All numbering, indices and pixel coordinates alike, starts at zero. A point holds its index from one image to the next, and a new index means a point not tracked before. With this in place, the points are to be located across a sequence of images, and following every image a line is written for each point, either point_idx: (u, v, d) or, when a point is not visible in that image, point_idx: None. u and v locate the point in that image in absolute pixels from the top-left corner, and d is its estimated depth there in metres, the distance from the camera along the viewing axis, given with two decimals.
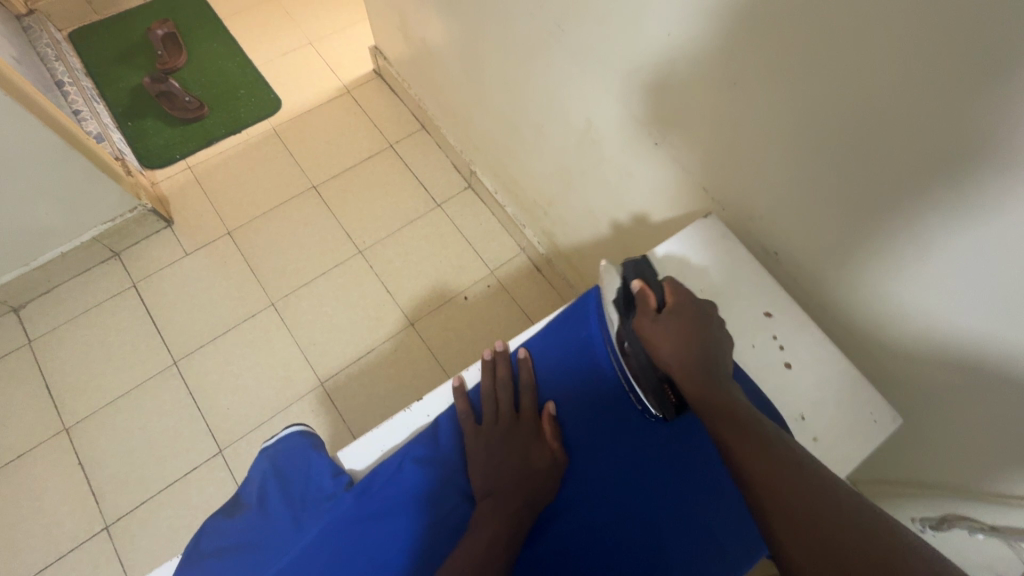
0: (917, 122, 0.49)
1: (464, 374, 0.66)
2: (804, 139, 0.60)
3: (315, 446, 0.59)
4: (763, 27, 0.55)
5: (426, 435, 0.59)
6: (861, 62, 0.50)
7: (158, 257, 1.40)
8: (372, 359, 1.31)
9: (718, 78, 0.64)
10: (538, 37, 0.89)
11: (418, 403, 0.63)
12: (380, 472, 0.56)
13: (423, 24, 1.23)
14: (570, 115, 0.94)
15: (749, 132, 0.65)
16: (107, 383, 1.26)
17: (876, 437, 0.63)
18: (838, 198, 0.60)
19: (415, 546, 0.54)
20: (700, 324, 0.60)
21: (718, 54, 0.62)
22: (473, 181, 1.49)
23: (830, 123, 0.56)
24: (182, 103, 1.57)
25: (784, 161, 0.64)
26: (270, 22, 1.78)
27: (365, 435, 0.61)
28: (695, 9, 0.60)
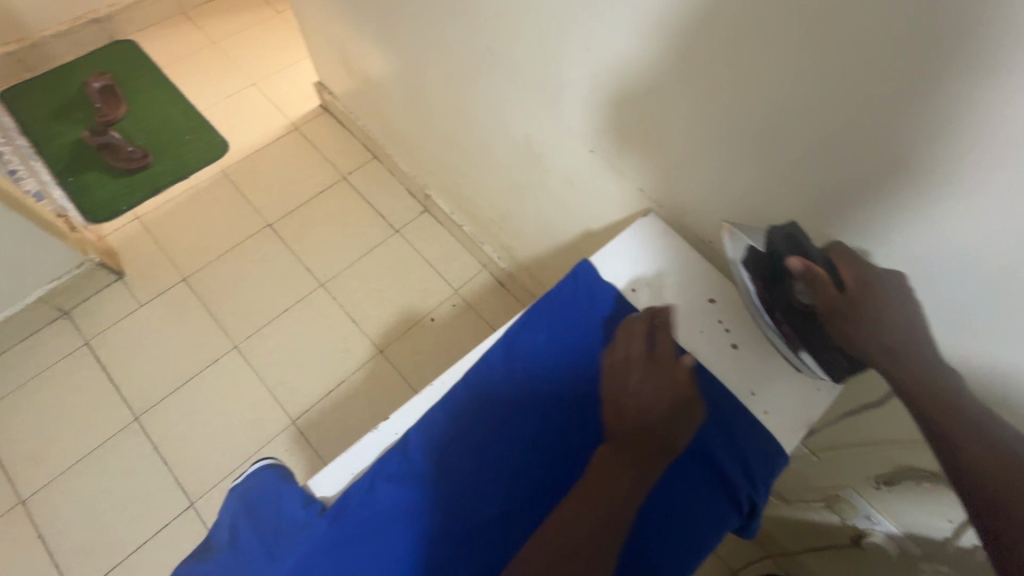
0: (862, 161, 0.55)
1: (425, 392, 0.65)
2: (744, 133, 0.63)
3: (285, 477, 0.60)
4: (669, 36, 0.61)
5: (395, 453, 0.60)
6: (816, 99, 0.54)
7: (110, 311, 1.36)
8: (343, 391, 1.30)
9: (645, 84, 0.68)
10: (472, 62, 0.93)
11: (385, 422, 0.63)
12: (352, 494, 0.57)
13: (363, 57, 1.26)
14: (511, 132, 0.97)
15: (676, 133, 0.70)
16: (66, 448, 1.21)
17: (821, 404, 0.66)
18: (772, 195, 0.66)
19: (398, 566, 0.54)
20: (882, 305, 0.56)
21: (639, 66, 0.67)
22: (429, 204, 1.51)
23: (765, 115, 0.59)
24: (125, 154, 1.54)
25: (737, 165, 0.66)
26: (211, 66, 1.77)
27: (332, 462, 0.61)
28: (610, 26, 0.65)
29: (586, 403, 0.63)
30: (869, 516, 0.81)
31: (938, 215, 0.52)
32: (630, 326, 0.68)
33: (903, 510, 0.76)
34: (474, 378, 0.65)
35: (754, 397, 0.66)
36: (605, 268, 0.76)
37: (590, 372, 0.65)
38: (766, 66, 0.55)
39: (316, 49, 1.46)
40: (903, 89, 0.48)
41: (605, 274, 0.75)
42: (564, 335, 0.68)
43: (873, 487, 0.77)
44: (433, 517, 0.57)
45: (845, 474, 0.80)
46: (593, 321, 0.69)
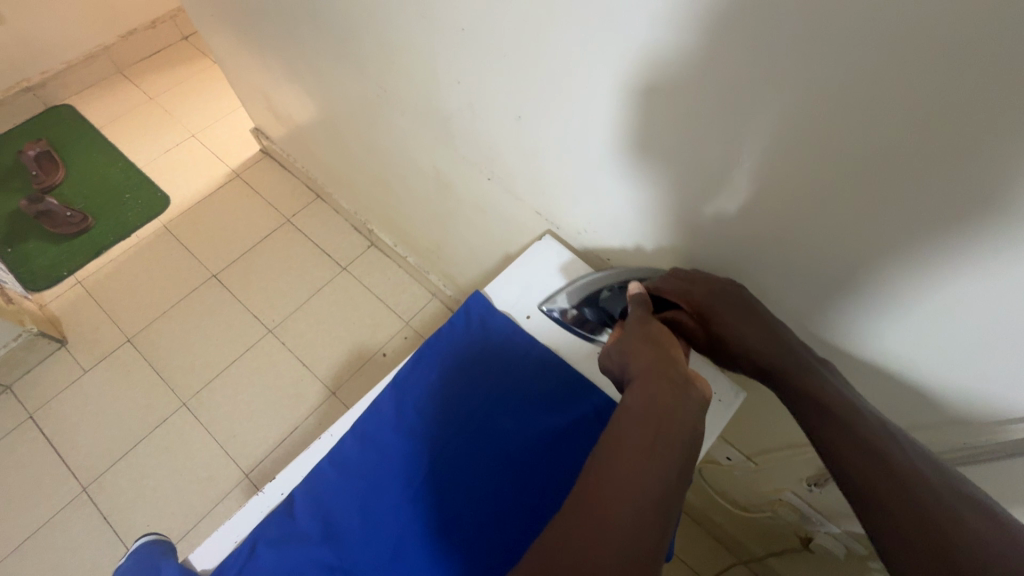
0: (814, 255, 0.51)
1: (314, 447, 0.64)
2: (702, 177, 0.53)
3: (165, 552, 0.57)
4: (510, 60, 0.60)
5: (280, 514, 0.59)
6: (765, 195, 0.50)
7: (54, 381, 1.33)
8: (297, 438, 1.27)
9: (506, 109, 0.67)
10: (373, 100, 0.93)
11: (271, 483, 0.62)
12: (232, 563, 0.55)
13: (287, 102, 1.26)
14: (423, 166, 0.97)
15: (553, 156, 0.67)
16: (11, 529, 1.17)
17: (724, 415, 0.64)
18: (660, 228, 0.63)
19: None
20: (741, 308, 0.54)
21: (498, 92, 0.65)
22: (373, 238, 1.50)
23: (721, 154, 0.49)
24: (63, 219, 1.53)
25: (710, 213, 0.56)
26: (149, 122, 1.78)
27: (217, 531, 0.59)
28: (465, 55, 0.65)
29: (471, 442, 0.62)
30: (813, 519, 0.79)
31: (899, 313, 0.49)
32: (519, 357, 0.67)
33: (841, 509, 0.74)
34: (362, 427, 0.64)
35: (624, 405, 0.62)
36: (498, 293, 0.73)
37: (478, 408, 0.64)
38: (707, 135, 0.49)
39: (246, 96, 1.46)
40: (892, 114, 0.37)
41: (497, 303, 0.72)
42: (453, 373, 0.67)
43: (807, 489, 0.76)
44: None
45: (782, 477, 0.79)
46: (482, 355, 0.68)
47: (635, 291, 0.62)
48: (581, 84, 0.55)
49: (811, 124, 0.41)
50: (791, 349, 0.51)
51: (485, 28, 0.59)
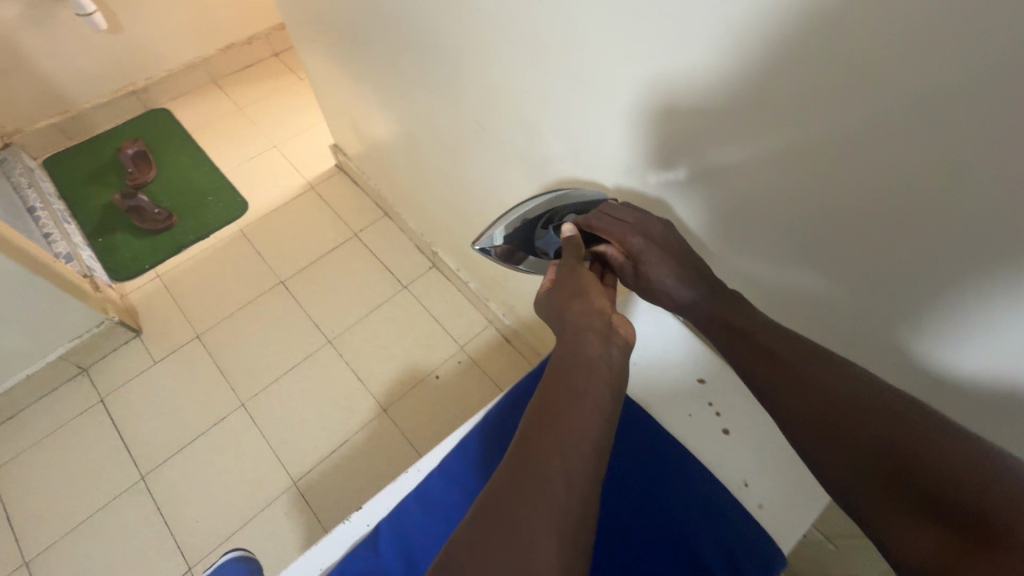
0: (862, 278, 0.50)
1: (399, 482, 0.63)
2: (795, 235, 0.52)
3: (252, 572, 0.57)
4: (614, 117, 0.61)
5: (364, 547, 0.58)
6: (845, 241, 0.48)
7: (126, 368, 1.40)
8: (345, 451, 1.28)
9: (614, 167, 0.67)
10: (465, 134, 0.95)
11: (357, 512, 0.62)
12: None
13: (371, 124, 1.32)
14: (504, 198, 0.98)
15: (649, 209, 0.67)
16: (71, 508, 1.22)
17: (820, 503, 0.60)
18: (748, 289, 0.63)
19: None
20: (669, 251, 0.57)
21: (602, 148, 0.66)
22: (436, 260, 1.53)
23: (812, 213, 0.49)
24: (151, 216, 1.63)
25: (782, 255, 0.55)
26: (236, 131, 1.88)
27: (302, 556, 0.59)
28: (575, 112, 0.66)
29: None
30: None
31: (942, 336, 0.48)
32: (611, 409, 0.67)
33: None
34: (450, 467, 0.63)
35: (748, 489, 0.61)
36: None
37: None
38: (811, 199, 0.48)
39: (331, 114, 1.53)
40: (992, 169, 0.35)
41: None
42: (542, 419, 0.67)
43: None
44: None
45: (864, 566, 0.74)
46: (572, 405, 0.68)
47: (569, 236, 0.62)
48: (676, 122, 0.54)
49: (917, 193, 0.40)
50: (715, 288, 0.55)
51: (586, 71, 0.59)
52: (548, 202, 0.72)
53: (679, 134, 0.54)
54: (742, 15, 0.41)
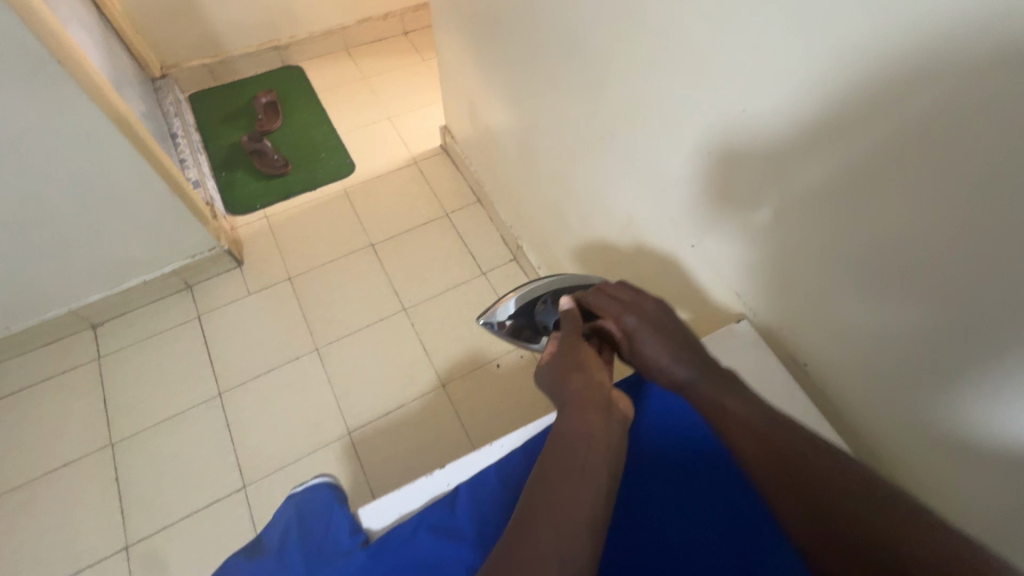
0: (899, 325, 0.56)
1: (484, 452, 0.66)
2: (860, 280, 0.58)
3: (339, 500, 0.63)
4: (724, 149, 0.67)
5: (443, 504, 0.61)
6: (895, 287, 0.55)
7: (224, 293, 1.53)
8: (400, 415, 1.34)
9: (740, 194, 0.68)
10: (586, 139, 0.97)
11: (440, 469, 0.65)
12: (395, 535, 0.58)
13: (490, 114, 1.36)
14: (612, 207, 0.99)
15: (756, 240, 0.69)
16: (156, 406, 1.35)
17: None
18: (844, 333, 0.64)
19: None
20: (657, 329, 0.71)
21: (717, 174, 0.70)
22: (518, 254, 1.56)
23: (876, 260, 0.55)
24: (270, 161, 1.77)
25: (839, 295, 0.62)
26: (357, 98, 2.01)
27: (383, 496, 0.63)
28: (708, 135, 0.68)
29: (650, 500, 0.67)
30: None
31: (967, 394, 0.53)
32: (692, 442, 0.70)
33: None
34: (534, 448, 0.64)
35: None
36: None
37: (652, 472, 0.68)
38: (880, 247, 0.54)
39: (451, 97, 1.60)
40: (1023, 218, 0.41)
41: None
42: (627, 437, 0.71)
43: None
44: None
45: None
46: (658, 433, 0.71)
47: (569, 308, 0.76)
48: (758, 154, 0.62)
49: (967, 241, 0.46)
50: (701, 362, 0.67)
51: (736, 89, 0.60)
52: (550, 283, 0.89)
53: (789, 165, 0.59)
54: (850, 64, 0.48)
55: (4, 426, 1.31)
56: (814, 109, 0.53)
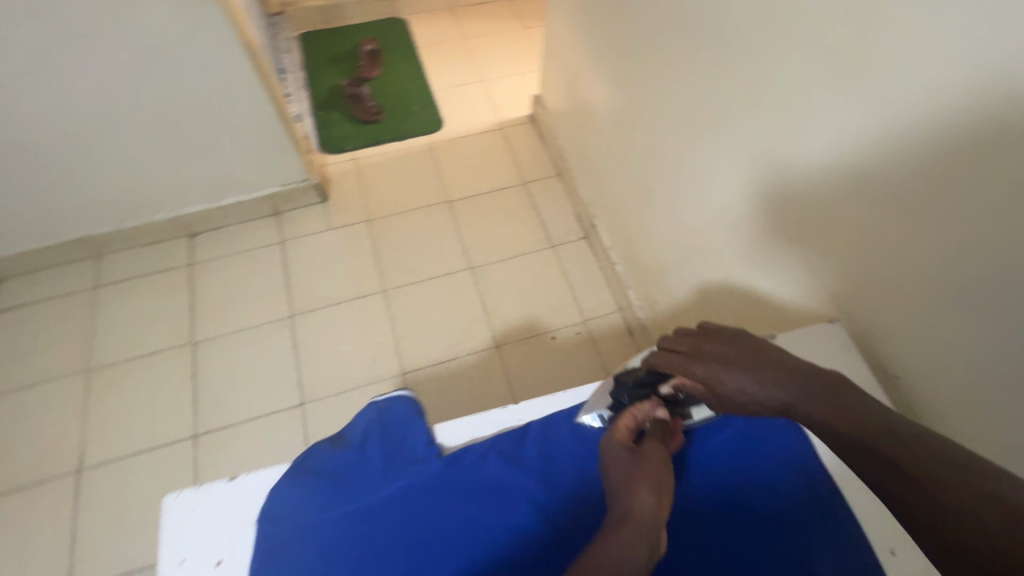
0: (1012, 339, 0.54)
1: (555, 400, 0.71)
2: (975, 291, 0.56)
3: (418, 414, 0.68)
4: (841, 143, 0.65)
5: (513, 436, 0.67)
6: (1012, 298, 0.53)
7: (307, 224, 1.62)
8: (453, 366, 1.39)
9: (857, 190, 0.66)
10: (691, 121, 0.95)
11: (512, 405, 0.70)
12: (469, 454, 0.65)
13: (588, 87, 1.35)
14: (705, 195, 0.97)
15: (863, 241, 0.67)
16: (235, 316, 1.45)
17: None
18: (947, 345, 0.62)
19: (477, 530, 0.61)
20: (729, 363, 0.61)
21: (829, 168, 0.69)
22: (590, 233, 1.56)
23: (997, 271, 0.53)
24: (365, 107, 1.83)
25: (945, 305, 0.60)
26: (454, 57, 2.03)
27: (459, 418, 0.69)
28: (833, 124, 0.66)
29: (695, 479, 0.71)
30: None
31: None
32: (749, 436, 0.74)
33: None
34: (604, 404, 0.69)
35: (893, 557, 0.63)
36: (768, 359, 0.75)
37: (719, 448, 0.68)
38: (1003, 258, 0.52)
39: (550, 66, 1.59)
40: None
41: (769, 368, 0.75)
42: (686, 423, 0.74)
43: None
44: (522, 507, 0.62)
45: None
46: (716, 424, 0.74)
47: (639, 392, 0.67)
48: (879, 151, 0.61)
49: None
50: (799, 382, 0.56)
51: (883, 78, 0.58)
52: None
53: (916, 163, 0.58)
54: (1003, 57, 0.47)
55: (104, 310, 1.45)
56: (977, 107, 0.50)
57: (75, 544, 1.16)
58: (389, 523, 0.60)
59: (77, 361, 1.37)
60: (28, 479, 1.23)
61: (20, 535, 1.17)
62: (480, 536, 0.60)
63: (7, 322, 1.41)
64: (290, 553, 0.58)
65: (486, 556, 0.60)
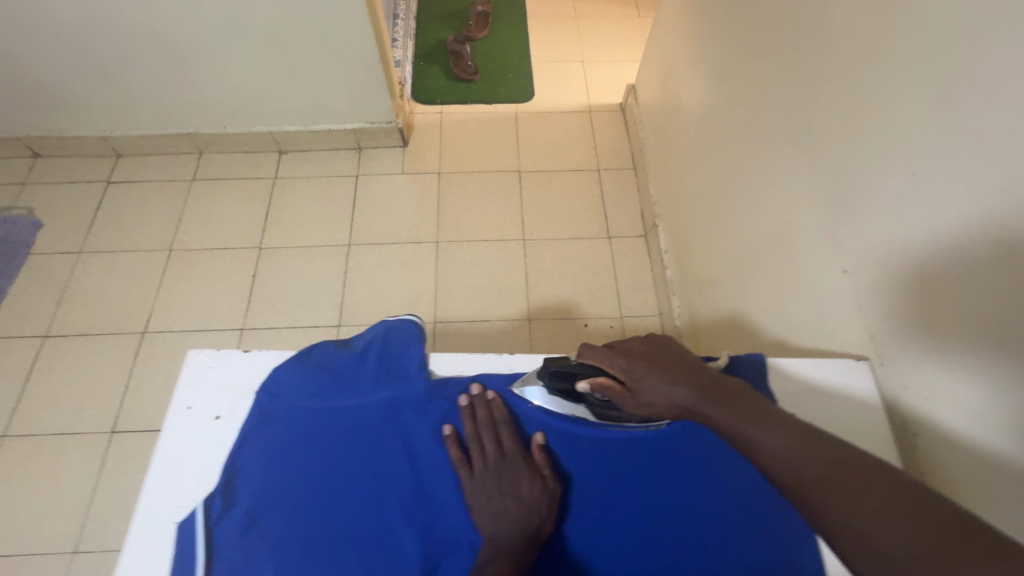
0: None
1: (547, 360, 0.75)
2: None
3: (418, 339, 0.74)
4: (937, 169, 0.58)
5: (499, 379, 0.72)
6: None
7: (383, 164, 1.70)
8: (482, 327, 1.42)
9: (935, 224, 0.59)
10: (773, 132, 0.90)
11: (506, 355, 0.75)
12: (452, 383, 0.71)
13: (683, 84, 1.31)
14: (770, 211, 0.92)
15: (927, 282, 0.60)
16: (300, 233, 1.57)
17: None
18: (987, 414, 0.55)
19: (437, 450, 0.66)
20: (651, 363, 0.63)
21: (914, 196, 0.61)
22: (650, 233, 1.53)
23: None
24: (464, 65, 1.88)
25: (1007, 369, 0.52)
26: (562, 34, 2.03)
27: (455, 353, 0.75)
28: (931, 148, 0.59)
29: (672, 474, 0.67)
30: None
31: None
32: (734, 478, 0.67)
33: None
34: None
35: None
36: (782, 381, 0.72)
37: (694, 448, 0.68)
38: None
39: (652, 57, 1.55)
40: None
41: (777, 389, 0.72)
42: (661, 444, 0.69)
43: None
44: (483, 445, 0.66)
45: None
46: (695, 456, 0.68)
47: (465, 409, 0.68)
48: (976, 183, 0.54)
49: None
50: (711, 387, 0.59)
51: (1004, 103, 0.51)
52: None
53: (1015, 201, 0.50)
54: None
55: (195, 201, 1.61)
56: None
57: (127, 394, 1.33)
58: (365, 423, 0.67)
59: (163, 240, 1.54)
60: (103, 329, 1.41)
61: (87, 373, 1.35)
62: (439, 462, 0.66)
63: (117, 193, 1.61)
64: (276, 425, 0.66)
65: (439, 475, 0.65)
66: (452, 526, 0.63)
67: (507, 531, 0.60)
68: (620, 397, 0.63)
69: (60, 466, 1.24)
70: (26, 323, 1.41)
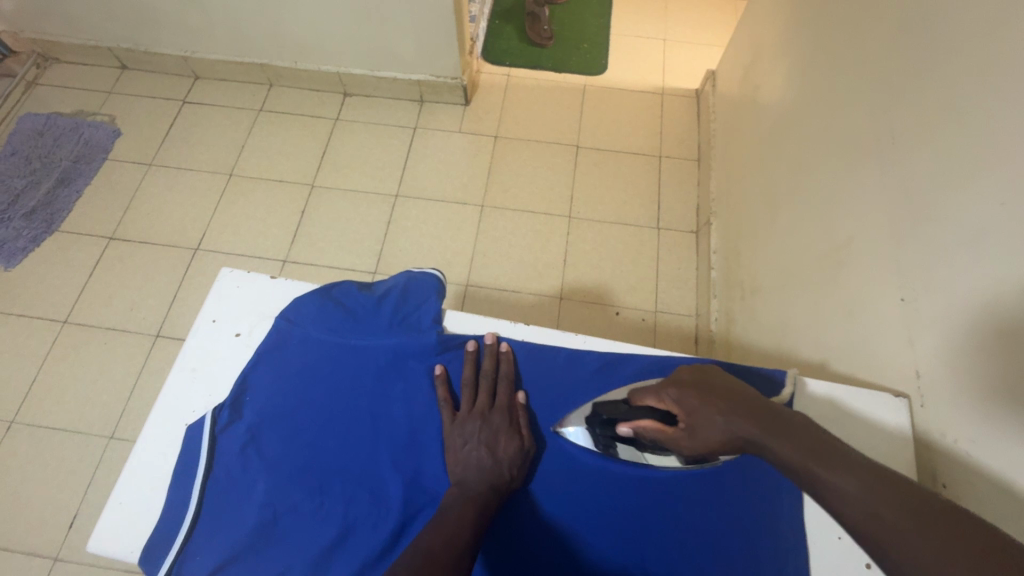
0: None
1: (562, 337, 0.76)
2: None
3: (437, 294, 0.74)
4: None
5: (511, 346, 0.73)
6: None
7: (442, 120, 1.69)
8: (512, 298, 1.42)
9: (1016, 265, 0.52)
10: (854, 139, 0.82)
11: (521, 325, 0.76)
12: (462, 341, 0.71)
13: (766, 76, 1.21)
14: (833, 224, 0.85)
15: (993, 327, 0.54)
16: (352, 177, 1.59)
17: None
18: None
19: (433, 404, 0.67)
20: (705, 397, 0.57)
21: (999, 230, 0.54)
22: (702, 230, 1.46)
23: None
24: (539, 29, 1.82)
25: None
26: (647, 8, 1.92)
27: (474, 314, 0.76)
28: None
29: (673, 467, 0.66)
30: None
31: None
32: (735, 485, 0.65)
33: None
34: (608, 360, 0.73)
35: None
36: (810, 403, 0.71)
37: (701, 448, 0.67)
38: None
39: (738, 44, 1.45)
40: None
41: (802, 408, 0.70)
42: None
43: None
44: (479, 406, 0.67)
45: None
46: None
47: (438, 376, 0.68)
48: None
49: None
50: (773, 420, 0.53)
51: None
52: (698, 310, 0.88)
53: None
54: None
55: (259, 132, 1.66)
56: None
57: (173, 303, 1.41)
58: (371, 365, 0.69)
59: (225, 164, 1.61)
60: (161, 240, 1.50)
61: (142, 278, 1.45)
62: (432, 411, 0.67)
63: (190, 114, 1.68)
64: (290, 352, 0.68)
65: (432, 426, 0.66)
66: (436, 477, 0.64)
67: (476, 479, 0.60)
68: (673, 439, 0.59)
69: (108, 358, 1.35)
70: (96, 223, 1.52)
